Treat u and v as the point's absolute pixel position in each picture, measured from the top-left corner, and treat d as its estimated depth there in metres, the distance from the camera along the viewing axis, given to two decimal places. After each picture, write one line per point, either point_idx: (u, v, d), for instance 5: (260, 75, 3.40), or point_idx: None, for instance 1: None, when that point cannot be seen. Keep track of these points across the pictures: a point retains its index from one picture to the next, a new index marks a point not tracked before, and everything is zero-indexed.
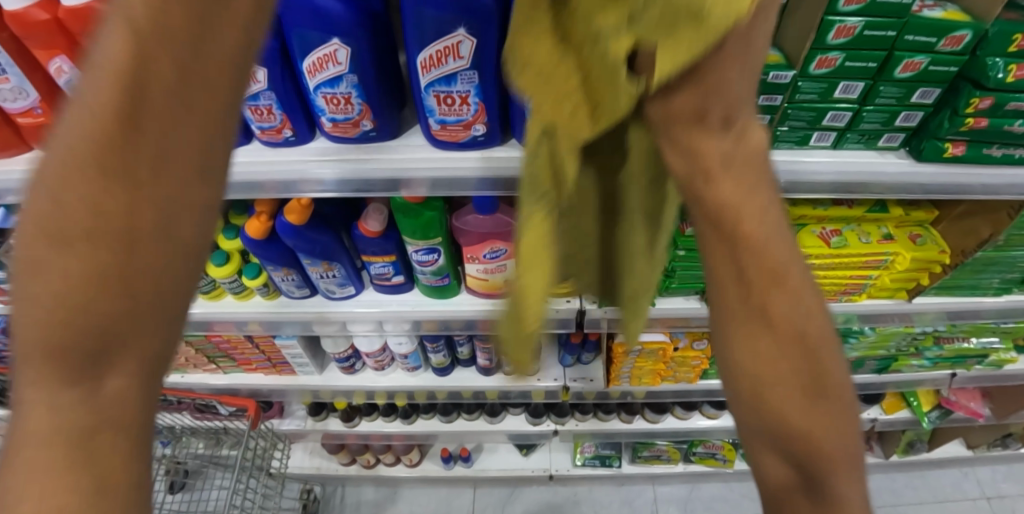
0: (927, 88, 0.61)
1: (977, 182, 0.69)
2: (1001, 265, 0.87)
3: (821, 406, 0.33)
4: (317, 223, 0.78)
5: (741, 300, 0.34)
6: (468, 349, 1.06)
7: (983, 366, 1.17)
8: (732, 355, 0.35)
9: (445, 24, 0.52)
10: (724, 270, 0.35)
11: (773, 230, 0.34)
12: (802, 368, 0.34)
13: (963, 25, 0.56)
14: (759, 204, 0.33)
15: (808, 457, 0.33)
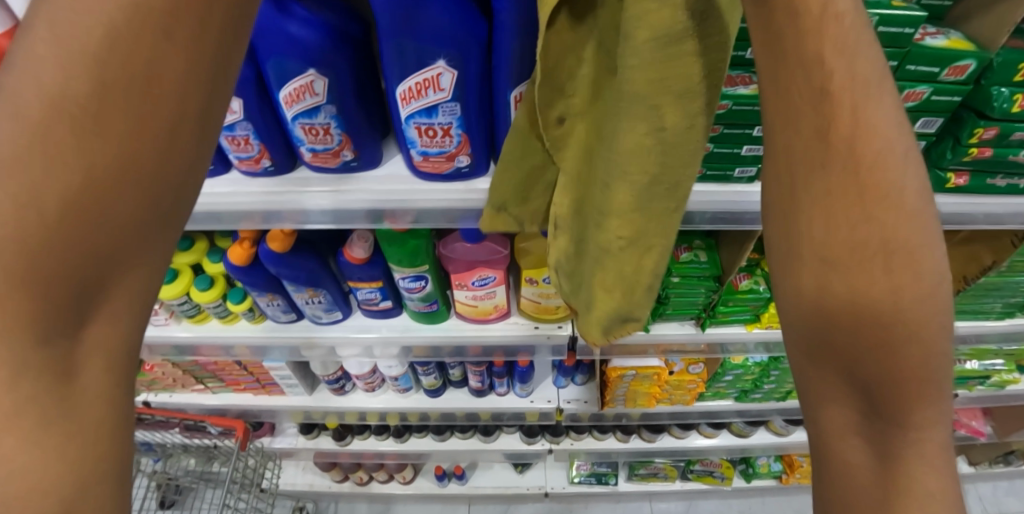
0: (929, 117, 0.59)
1: (981, 210, 0.66)
2: (1005, 290, 0.85)
3: (903, 326, 0.31)
4: (301, 249, 0.76)
5: (818, 212, 0.33)
6: (460, 371, 1.04)
7: (985, 386, 1.15)
8: (798, 275, 0.35)
9: (425, 56, 0.49)
10: (801, 178, 0.33)
11: (873, 123, 0.30)
12: (893, 294, 0.31)
13: (967, 55, 0.54)
14: (853, 78, 0.30)
15: (877, 381, 0.32)
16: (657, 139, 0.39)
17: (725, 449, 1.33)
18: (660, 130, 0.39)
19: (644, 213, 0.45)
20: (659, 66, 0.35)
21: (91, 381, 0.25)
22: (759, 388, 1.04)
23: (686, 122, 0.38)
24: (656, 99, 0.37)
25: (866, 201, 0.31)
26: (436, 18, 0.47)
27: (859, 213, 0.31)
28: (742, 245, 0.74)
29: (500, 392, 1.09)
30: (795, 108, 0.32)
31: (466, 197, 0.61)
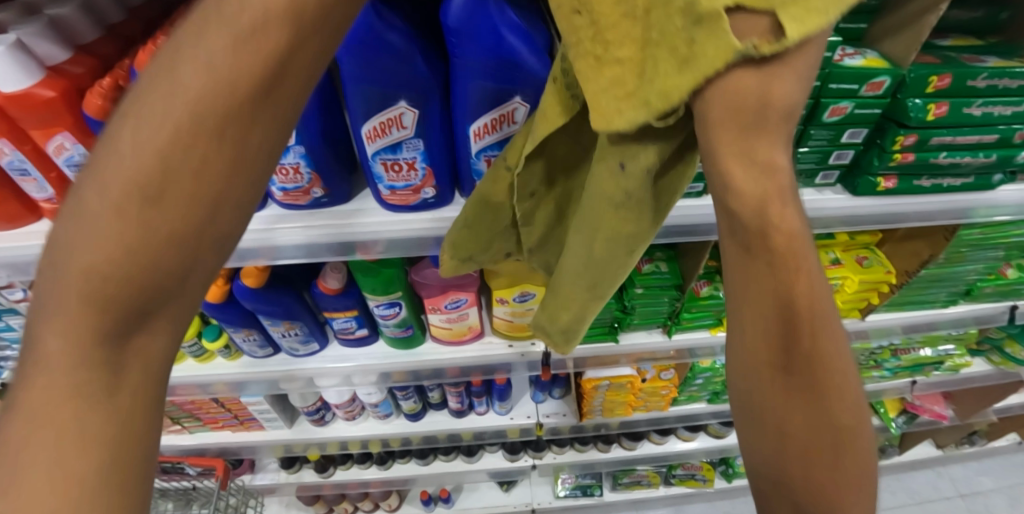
0: (855, 129, 0.63)
1: (911, 209, 0.71)
2: (946, 280, 0.91)
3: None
4: (275, 284, 0.75)
5: (769, 391, 0.32)
6: (439, 394, 1.04)
7: (941, 372, 1.22)
8: (753, 444, 0.34)
9: (387, 97, 0.50)
10: (756, 348, 0.32)
11: (827, 358, 0.31)
12: (839, 483, 0.31)
13: (882, 72, 0.59)
14: (813, 312, 0.31)
15: None
16: (591, 256, 0.50)
17: (705, 451, 1.37)
18: (593, 252, 0.49)
19: (578, 295, 0.56)
20: (607, 215, 0.45)
21: (136, 374, 0.30)
22: (730, 388, 1.08)
23: (616, 256, 0.48)
24: (602, 236, 0.47)
25: (819, 399, 0.31)
26: (393, 62, 0.48)
27: (813, 402, 0.31)
28: (698, 255, 0.78)
29: (480, 411, 1.10)
30: (749, 312, 0.32)
31: (434, 225, 0.63)
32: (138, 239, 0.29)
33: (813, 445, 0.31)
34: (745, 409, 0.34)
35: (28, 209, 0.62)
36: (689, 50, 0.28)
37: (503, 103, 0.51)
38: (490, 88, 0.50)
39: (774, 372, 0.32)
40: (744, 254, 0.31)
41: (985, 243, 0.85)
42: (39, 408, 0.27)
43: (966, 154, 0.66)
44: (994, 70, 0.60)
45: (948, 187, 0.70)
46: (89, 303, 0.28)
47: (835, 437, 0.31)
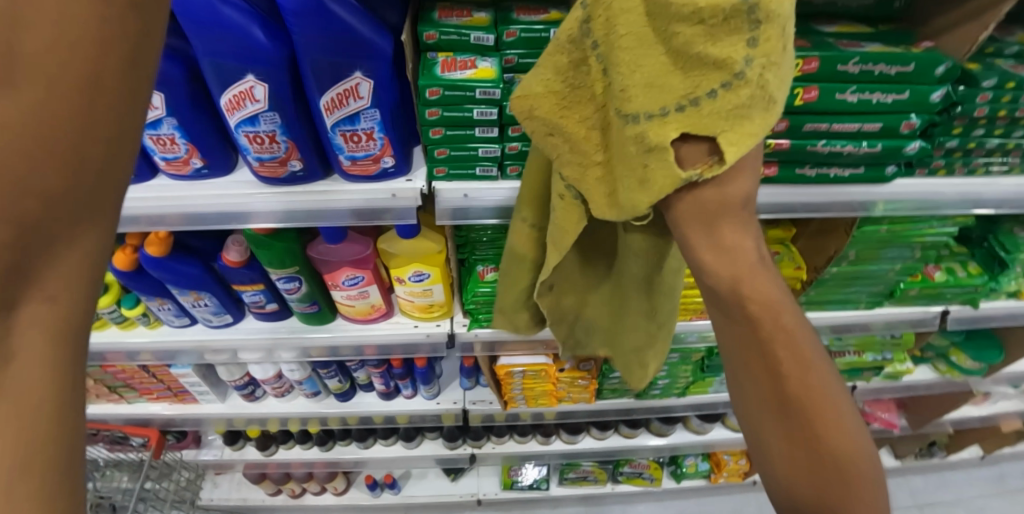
0: None
1: (799, 199, 0.70)
2: (863, 279, 0.90)
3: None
4: (179, 254, 0.78)
5: (770, 411, 0.34)
6: (365, 375, 1.07)
7: (881, 377, 1.20)
8: (773, 467, 0.35)
9: (237, 70, 0.52)
10: (750, 377, 0.35)
11: (813, 375, 0.34)
12: (857, 481, 0.33)
13: None
14: (801, 357, 0.34)
15: None
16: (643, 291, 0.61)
17: (651, 449, 1.37)
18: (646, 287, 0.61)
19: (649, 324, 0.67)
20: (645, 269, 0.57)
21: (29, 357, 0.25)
22: (655, 383, 1.08)
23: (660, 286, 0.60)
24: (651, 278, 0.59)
25: (812, 412, 0.33)
26: (237, 39, 0.50)
27: (809, 415, 0.33)
28: None
29: (408, 395, 1.12)
30: (741, 364, 0.35)
31: (307, 197, 0.65)
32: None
33: (828, 457, 0.33)
34: (754, 436, 0.36)
35: None
36: (644, 172, 0.34)
37: (345, 79, 0.53)
38: (330, 64, 0.51)
39: (770, 399, 0.34)
40: (728, 318, 0.35)
41: (899, 240, 0.83)
42: None
43: (847, 142, 0.64)
44: (866, 55, 0.58)
45: (835, 177, 0.69)
46: None
47: (840, 446, 0.33)
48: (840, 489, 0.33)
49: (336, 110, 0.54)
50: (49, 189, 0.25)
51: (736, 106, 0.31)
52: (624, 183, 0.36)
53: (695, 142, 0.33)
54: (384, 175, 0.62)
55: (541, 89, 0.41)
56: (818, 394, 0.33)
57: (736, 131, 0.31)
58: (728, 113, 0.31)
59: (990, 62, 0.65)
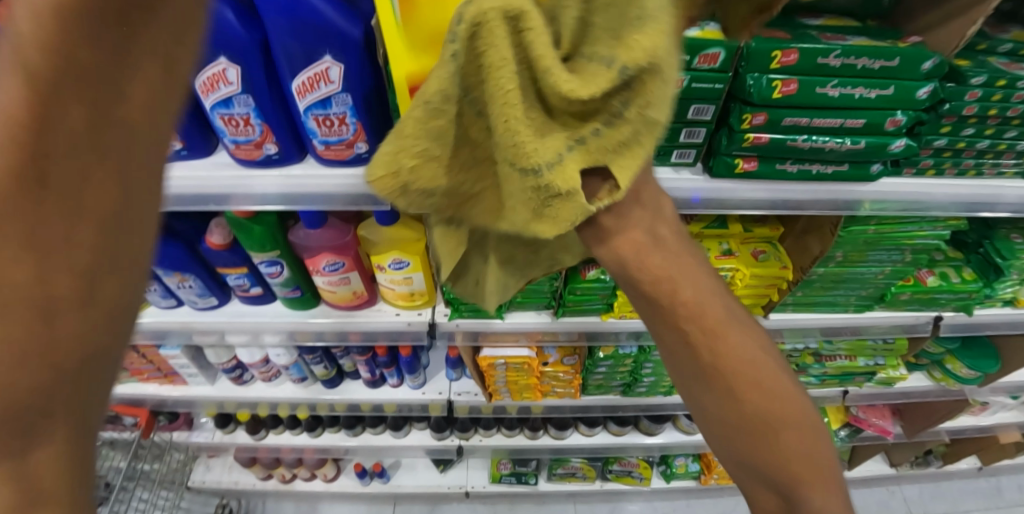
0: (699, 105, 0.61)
1: (779, 195, 0.70)
2: (851, 281, 0.88)
3: (794, 449, 0.38)
4: (162, 235, 0.79)
5: (697, 371, 0.39)
6: (351, 362, 1.08)
7: (873, 383, 1.18)
8: (707, 421, 0.40)
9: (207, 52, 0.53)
10: (671, 346, 0.40)
11: (719, 335, 0.39)
12: (779, 420, 0.38)
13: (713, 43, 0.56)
14: (711, 326, 0.39)
15: (791, 493, 0.38)
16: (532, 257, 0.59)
17: (639, 447, 1.36)
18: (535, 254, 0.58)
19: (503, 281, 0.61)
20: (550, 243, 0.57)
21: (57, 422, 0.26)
22: (640, 380, 1.07)
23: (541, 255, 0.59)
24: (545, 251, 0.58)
25: (725, 369, 0.39)
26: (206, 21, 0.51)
27: (724, 371, 0.39)
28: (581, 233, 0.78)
29: (394, 384, 1.13)
30: (668, 349, 0.41)
31: (280, 182, 0.65)
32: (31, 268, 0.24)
33: (745, 404, 0.38)
34: (688, 396, 0.41)
35: None
36: (547, 207, 0.38)
37: (315, 62, 0.53)
38: (301, 46, 0.52)
39: (689, 363, 0.39)
40: (644, 300, 0.40)
41: (887, 241, 0.81)
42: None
43: (829, 138, 0.63)
44: (847, 48, 0.57)
45: (818, 173, 0.68)
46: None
47: (753, 392, 0.38)
48: (771, 442, 0.38)
49: (307, 93, 0.54)
50: (84, 294, 0.26)
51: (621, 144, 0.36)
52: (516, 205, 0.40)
53: (588, 175, 0.38)
54: (359, 160, 0.63)
55: (416, 160, 0.37)
56: (727, 350, 0.39)
57: (623, 162, 0.36)
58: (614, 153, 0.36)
59: (981, 59, 0.63)
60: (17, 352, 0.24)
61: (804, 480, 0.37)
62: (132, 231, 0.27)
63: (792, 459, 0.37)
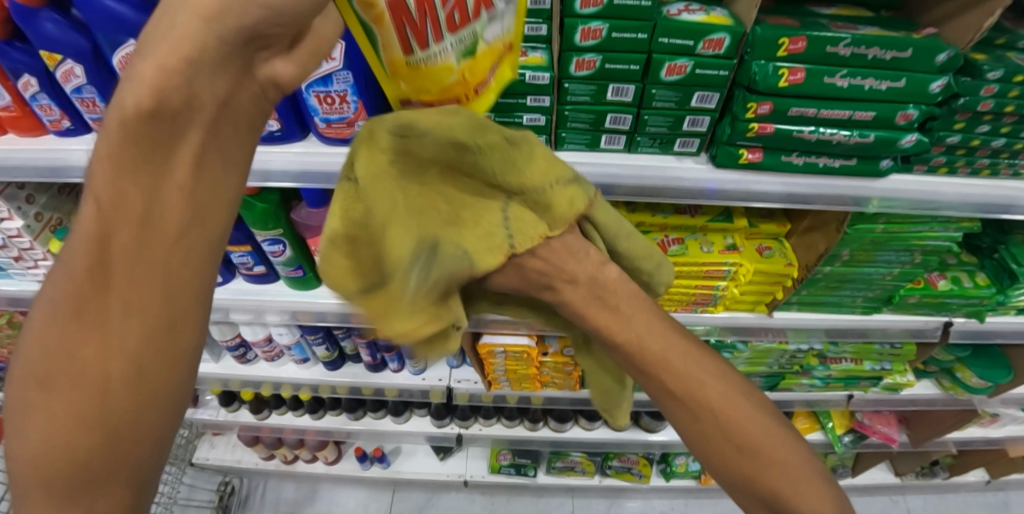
0: (703, 92, 0.60)
1: (788, 188, 0.68)
2: (857, 281, 0.87)
3: (731, 421, 0.50)
4: None
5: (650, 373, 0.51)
6: (353, 345, 1.09)
7: (879, 389, 1.16)
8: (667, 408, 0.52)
9: None
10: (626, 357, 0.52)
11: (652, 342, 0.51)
12: (713, 398, 0.50)
13: (718, 28, 0.55)
14: (659, 359, 0.51)
15: (736, 453, 0.49)
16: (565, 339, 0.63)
17: (639, 444, 1.35)
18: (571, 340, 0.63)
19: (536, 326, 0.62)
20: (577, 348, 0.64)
21: (119, 471, 0.30)
22: None
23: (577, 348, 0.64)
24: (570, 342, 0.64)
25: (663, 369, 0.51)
26: None
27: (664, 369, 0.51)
28: None
29: (394, 368, 1.14)
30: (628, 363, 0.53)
31: (282, 155, 0.68)
32: (100, 339, 0.28)
33: (684, 391, 0.50)
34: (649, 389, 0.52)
35: (9, 125, 0.74)
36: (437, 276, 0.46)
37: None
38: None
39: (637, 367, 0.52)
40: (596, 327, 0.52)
41: (895, 242, 0.79)
42: (26, 481, 0.29)
43: (837, 131, 0.62)
44: (857, 37, 0.56)
45: (824, 167, 0.66)
46: (61, 394, 0.28)
47: (689, 379, 0.50)
48: (715, 424, 0.50)
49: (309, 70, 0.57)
50: (139, 367, 0.29)
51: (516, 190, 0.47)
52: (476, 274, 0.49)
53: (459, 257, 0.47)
54: (359, 138, 0.67)
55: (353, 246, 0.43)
56: (662, 352, 0.51)
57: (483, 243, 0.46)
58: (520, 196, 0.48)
59: (998, 53, 0.62)
60: (80, 411, 0.28)
61: (756, 449, 0.49)
62: (186, 301, 0.30)
63: (728, 428, 0.49)
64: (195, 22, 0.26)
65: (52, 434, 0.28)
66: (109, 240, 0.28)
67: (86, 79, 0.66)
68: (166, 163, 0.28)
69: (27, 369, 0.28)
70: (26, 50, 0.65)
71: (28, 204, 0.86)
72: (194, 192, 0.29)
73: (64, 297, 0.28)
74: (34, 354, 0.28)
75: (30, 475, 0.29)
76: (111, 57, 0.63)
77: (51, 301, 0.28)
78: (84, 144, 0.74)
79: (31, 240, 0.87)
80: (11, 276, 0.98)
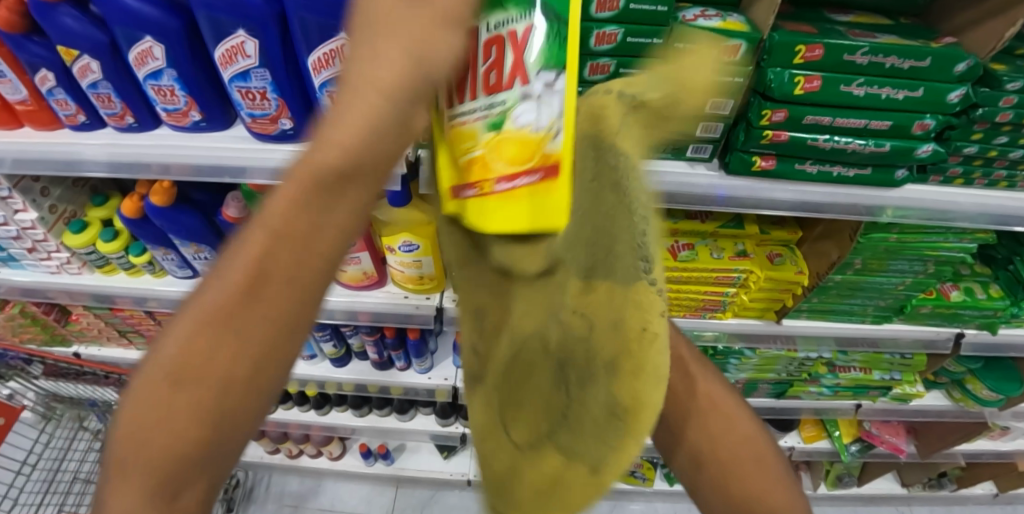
0: (718, 98, 0.60)
1: (802, 197, 0.68)
2: (869, 291, 0.86)
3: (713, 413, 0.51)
4: (183, 205, 0.81)
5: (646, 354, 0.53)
6: (360, 343, 1.09)
7: (888, 398, 1.15)
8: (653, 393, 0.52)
9: (224, 26, 0.57)
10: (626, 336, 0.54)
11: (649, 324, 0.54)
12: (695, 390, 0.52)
13: (735, 34, 0.55)
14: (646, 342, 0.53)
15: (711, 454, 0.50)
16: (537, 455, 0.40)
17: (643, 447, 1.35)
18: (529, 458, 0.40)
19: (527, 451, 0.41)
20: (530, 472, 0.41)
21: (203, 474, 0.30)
22: None
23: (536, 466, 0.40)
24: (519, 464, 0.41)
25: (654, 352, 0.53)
26: None
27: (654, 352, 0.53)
28: None
29: (401, 367, 1.14)
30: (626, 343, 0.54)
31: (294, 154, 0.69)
32: (224, 356, 0.28)
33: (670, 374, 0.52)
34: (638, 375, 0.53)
35: (27, 118, 0.75)
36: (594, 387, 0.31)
37: (332, 38, 0.57)
38: (316, 20, 0.56)
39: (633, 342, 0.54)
40: None
41: (909, 252, 0.79)
42: (124, 467, 0.30)
43: (853, 139, 0.61)
44: (875, 45, 0.55)
45: (838, 176, 0.66)
46: (180, 399, 0.28)
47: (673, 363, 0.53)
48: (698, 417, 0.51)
49: (323, 69, 0.59)
50: (246, 387, 0.29)
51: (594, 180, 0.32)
52: (609, 321, 0.30)
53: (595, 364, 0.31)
54: None
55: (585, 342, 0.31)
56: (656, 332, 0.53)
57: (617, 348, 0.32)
58: (599, 175, 0.31)
59: (1019, 64, 0.61)
60: (191, 418, 0.29)
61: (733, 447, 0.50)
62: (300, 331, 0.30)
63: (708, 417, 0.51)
64: (379, 97, 0.29)
65: (164, 431, 0.29)
66: (259, 262, 0.28)
67: (103, 75, 0.66)
68: (333, 206, 0.29)
69: (159, 365, 0.29)
70: (44, 45, 0.66)
71: (43, 197, 0.87)
72: (340, 228, 0.29)
73: (217, 315, 0.28)
74: (165, 354, 0.29)
75: (130, 462, 0.30)
76: (128, 53, 0.63)
77: (199, 320, 0.28)
78: (100, 138, 0.75)
79: (45, 232, 0.88)
80: (25, 267, 0.99)
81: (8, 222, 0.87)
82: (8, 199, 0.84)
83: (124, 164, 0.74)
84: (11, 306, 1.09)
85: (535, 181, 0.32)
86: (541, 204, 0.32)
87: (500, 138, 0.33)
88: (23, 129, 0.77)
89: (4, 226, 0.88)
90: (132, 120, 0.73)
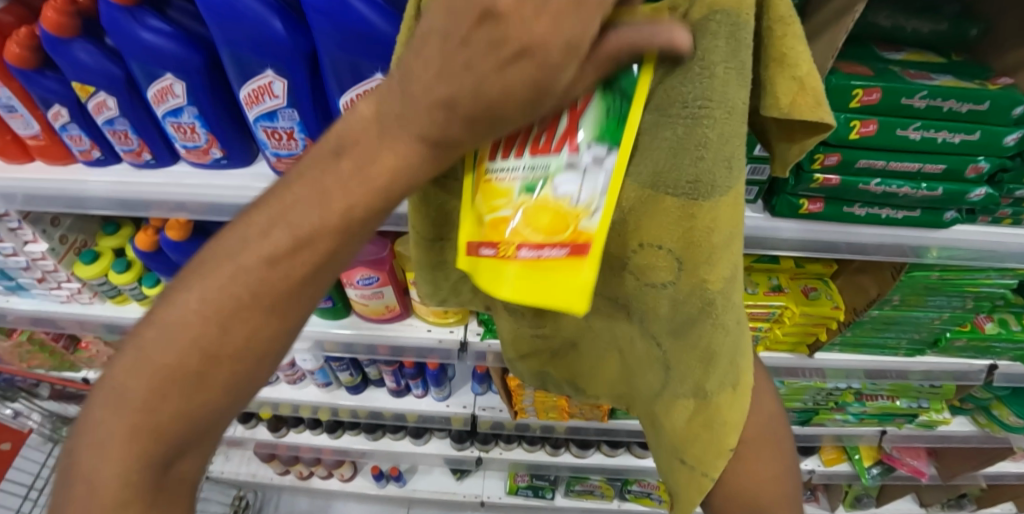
0: None
1: (843, 240, 0.66)
2: (905, 324, 0.84)
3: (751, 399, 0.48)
4: (200, 237, 0.79)
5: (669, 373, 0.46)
6: (377, 370, 1.07)
7: (914, 425, 1.13)
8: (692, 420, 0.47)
9: (253, 67, 0.55)
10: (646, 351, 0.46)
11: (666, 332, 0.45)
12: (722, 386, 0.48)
13: None
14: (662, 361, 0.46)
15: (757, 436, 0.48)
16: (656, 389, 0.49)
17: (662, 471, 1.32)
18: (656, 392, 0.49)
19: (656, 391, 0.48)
20: (658, 404, 0.49)
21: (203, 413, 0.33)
22: None
23: (655, 393, 0.49)
24: (647, 390, 0.51)
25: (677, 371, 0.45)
26: (257, 31, 0.52)
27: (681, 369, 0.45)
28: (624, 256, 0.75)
29: (418, 394, 1.12)
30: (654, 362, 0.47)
31: None
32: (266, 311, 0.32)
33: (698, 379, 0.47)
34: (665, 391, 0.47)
35: (38, 154, 0.72)
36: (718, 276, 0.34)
37: (365, 80, 0.55)
38: (349, 60, 0.53)
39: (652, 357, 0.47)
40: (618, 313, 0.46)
41: (949, 288, 0.77)
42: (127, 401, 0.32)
43: (905, 184, 0.59)
44: (935, 89, 0.53)
45: (887, 218, 0.64)
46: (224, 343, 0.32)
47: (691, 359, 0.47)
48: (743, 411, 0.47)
49: None
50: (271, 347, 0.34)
51: (715, 73, 0.27)
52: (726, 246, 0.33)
53: (700, 273, 0.34)
54: None
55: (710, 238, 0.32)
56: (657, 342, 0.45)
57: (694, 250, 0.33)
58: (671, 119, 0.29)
59: None
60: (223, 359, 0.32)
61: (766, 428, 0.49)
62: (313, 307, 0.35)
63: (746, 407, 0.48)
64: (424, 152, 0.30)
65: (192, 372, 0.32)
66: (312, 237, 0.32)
67: (118, 111, 0.64)
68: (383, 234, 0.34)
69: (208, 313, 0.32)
70: (59, 80, 0.64)
71: (53, 227, 0.84)
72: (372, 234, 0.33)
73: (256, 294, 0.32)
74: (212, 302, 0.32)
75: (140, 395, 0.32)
76: (147, 90, 0.60)
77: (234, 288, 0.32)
78: (114, 174, 0.72)
79: (55, 263, 0.85)
80: (34, 296, 0.97)
81: (18, 253, 0.84)
82: (18, 230, 0.81)
83: (139, 201, 0.71)
84: (18, 333, 1.07)
85: (564, 254, 0.32)
86: (567, 276, 0.32)
87: (534, 207, 0.33)
88: (34, 163, 0.74)
89: (14, 257, 0.85)
90: (148, 156, 0.70)
